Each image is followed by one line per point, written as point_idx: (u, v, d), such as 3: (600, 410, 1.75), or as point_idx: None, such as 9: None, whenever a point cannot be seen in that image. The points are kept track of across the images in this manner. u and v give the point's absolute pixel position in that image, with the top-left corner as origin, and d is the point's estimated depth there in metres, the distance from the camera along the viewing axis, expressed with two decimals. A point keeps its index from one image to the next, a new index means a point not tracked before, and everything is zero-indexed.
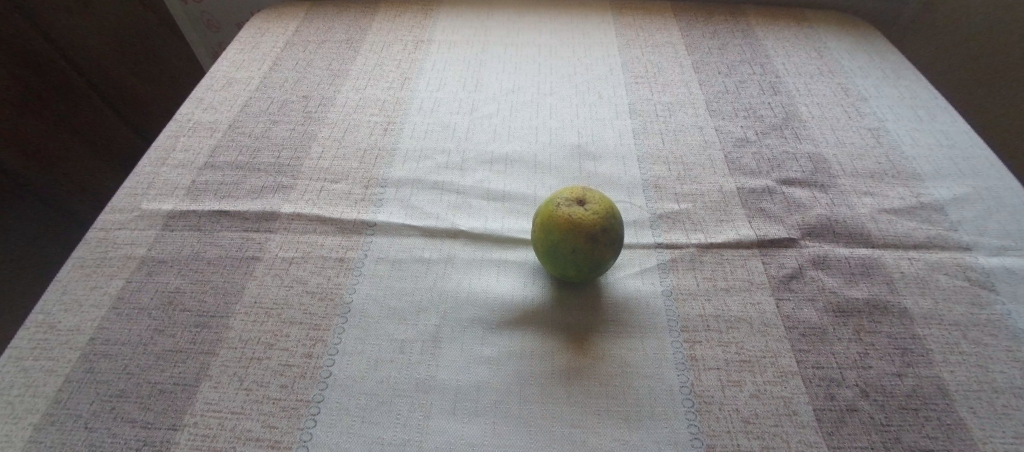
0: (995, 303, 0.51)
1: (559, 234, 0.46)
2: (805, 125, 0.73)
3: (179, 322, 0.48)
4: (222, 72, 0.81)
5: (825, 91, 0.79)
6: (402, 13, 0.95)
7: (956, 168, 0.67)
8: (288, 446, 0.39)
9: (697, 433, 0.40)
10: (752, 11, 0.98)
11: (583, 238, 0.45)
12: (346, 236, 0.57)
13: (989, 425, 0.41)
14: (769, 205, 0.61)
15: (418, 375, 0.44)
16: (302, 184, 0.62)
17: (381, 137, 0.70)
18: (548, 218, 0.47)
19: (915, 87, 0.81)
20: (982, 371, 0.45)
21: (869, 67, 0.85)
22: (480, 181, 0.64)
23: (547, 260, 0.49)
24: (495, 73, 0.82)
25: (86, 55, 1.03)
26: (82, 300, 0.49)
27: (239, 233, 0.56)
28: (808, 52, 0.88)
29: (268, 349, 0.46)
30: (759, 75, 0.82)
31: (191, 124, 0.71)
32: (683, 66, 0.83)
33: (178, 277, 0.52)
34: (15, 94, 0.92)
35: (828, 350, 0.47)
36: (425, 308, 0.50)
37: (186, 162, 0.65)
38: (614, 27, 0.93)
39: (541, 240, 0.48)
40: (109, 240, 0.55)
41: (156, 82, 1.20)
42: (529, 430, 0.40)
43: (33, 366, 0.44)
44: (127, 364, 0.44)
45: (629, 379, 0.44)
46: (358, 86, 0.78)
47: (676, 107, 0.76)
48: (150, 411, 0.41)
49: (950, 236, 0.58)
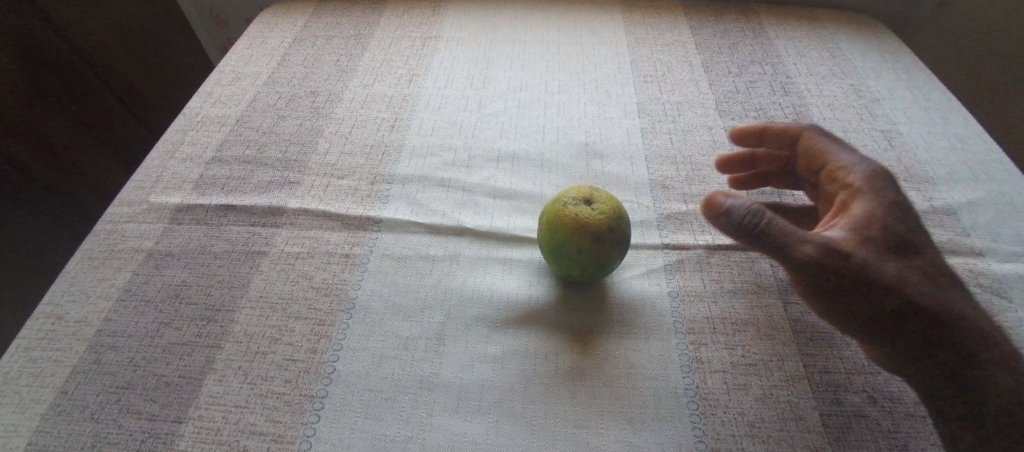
0: (1009, 310, 0.50)
1: (566, 234, 0.46)
2: (816, 126, 0.72)
3: (185, 315, 0.48)
4: (231, 67, 0.81)
5: (837, 92, 0.78)
6: (410, 9, 0.95)
7: (970, 172, 0.66)
8: (291, 441, 0.39)
9: (702, 436, 0.40)
10: (763, 10, 0.97)
11: (589, 237, 0.45)
12: (352, 232, 0.57)
13: None
14: (778, 207, 0.61)
15: (422, 372, 0.44)
16: (309, 180, 0.62)
17: (388, 134, 0.70)
18: (554, 217, 0.47)
19: (929, 89, 0.79)
20: None
21: (882, 68, 0.84)
22: (486, 179, 0.64)
23: (553, 259, 0.49)
24: (503, 71, 0.82)
25: (95, 49, 1.04)
26: (90, 291, 0.50)
27: (246, 227, 0.56)
28: (820, 52, 0.86)
29: (273, 344, 0.46)
30: (769, 75, 0.81)
31: (199, 118, 0.71)
32: (692, 66, 0.83)
33: (185, 271, 0.52)
34: (25, 86, 0.93)
35: (836, 355, 0.46)
36: (429, 306, 0.50)
37: (194, 156, 0.65)
38: (623, 25, 0.92)
39: (547, 239, 0.48)
40: (118, 232, 0.56)
41: (163, 75, 1.21)
42: (532, 429, 0.40)
43: (42, 356, 0.45)
44: (134, 356, 0.45)
45: (634, 381, 0.44)
46: (365, 82, 0.78)
47: (684, 107, 0.75)
48: (155, 403, 0.41)
49: (963, 242, 0.57)
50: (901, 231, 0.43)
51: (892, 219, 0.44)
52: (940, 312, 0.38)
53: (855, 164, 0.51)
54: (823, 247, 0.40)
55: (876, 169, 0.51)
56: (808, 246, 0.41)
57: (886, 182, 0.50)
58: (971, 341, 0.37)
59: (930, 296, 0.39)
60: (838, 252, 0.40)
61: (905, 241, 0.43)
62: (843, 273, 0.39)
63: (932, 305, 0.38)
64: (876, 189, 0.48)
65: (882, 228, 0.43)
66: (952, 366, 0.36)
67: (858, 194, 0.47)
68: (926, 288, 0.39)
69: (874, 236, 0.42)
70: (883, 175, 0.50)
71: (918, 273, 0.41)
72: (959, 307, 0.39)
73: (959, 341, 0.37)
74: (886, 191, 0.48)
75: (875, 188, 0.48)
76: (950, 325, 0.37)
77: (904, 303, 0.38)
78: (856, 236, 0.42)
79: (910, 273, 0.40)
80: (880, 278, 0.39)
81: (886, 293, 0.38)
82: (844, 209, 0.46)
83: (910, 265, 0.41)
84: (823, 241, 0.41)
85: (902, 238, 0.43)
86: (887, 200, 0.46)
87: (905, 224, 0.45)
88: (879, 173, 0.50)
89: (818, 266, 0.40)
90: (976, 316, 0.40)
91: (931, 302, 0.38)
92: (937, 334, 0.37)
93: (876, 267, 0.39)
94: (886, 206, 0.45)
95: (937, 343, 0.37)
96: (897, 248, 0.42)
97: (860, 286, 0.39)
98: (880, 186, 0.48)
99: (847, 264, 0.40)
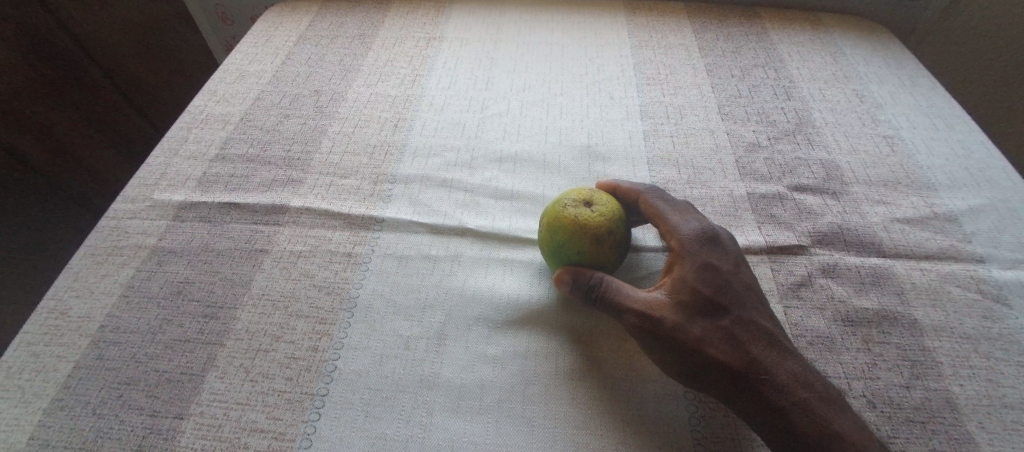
0: (1009, 317, 0.50)
1: (567, 237, 0.46)
2: (818, 131, 0.72)
3: (187, 312, 0.48)
4: (236, 65, 0.81)
5: (839, 97, 0.78)
6: (415, 9, 0.95)
7: (973, 178, 0.66)
8: (293, 439, 0.39)
9: (700, 438, 0.40)
10: (766, 14, 0.97)
11: (588, 240, 0.45)
12: (354, 230, 0.57)
13: (997, 440, 0.41)
14: (780, 211, 0.61)
15: (423, 371, 0.44)
16: (312, 179, 0.63)
17: (391, 133, 0.70)
18: (555, 218, 0.47)
19: (931, 95, 0.79)
20: (992, 385, 0.45)
21: (885, 73, 0.84)
22: (488, 180, 0.64)
23: (551, 260, 0.49)
24: (506, 72, 0.82)
25: (100, 45, 1.04)
26: (94, 287, 0.50)
27: (249, 225, 0.57)
28: (823, 57, 0.86)
29: (275, 342, 0.46)
30: (772, 79, 0.81)
31: (203, 116, 0.71)
32: (695, 69, 0.83)
33: (188, 268, 0.52)
34: (36, 84, 0.94)
35: (835, 359, 0.46)
36: (431, 305, 0.50)
37: (198, 153, 0.66)
38: (626, 28, 0.92)
39: (547, 241, 0.48)
40: (121, 229, 0.56)
41: (167, 71, 1.21)
42: (531, 431, 0.40)
43: (44, 352, 0.45)
44: (136, 352, 0.45)
45: (634, 382, 0.44)
46: (369, 82, 0.78)
47: (687, 110, 0.75)
48: (157, 400, 0.42)
49: (963, 248, 0.57)
50: (715, 293, 0.44)
51: (710, 281, 0.45)
52: (735, 371, 0.40)
53: (682, 222, 0.50)
54: (640, 315, 0.43)
55: (704, 227, 0.49)
56: (628, 314, 0.44)
57: (714, 241, 0.48)
58: (773, 395, 0.39)
59: (749, 357, 0.40)
60: (645, 319, 0.43)
61: (725, 301, 0.44)
62: (655, 336, 0.43)
63: (731, 364, 0.40)
64: (700, 251, 0.47)
65: (689, 293, 0.44)
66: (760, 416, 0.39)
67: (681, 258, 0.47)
68: (735, 350, 0.41)
69: (684, 300, 0.44)
70: (713, 234, 0.49)
71: (738, 332, 0.42)
72: (786, 364, 0.41)
73: (749, 393, 0.39)
74: (713, 250, 0.47)
75: (700, 250, 0.47)
76: (747, 382, 0.40)
77: (703, 366, 0.41)
78: (667, 302, 0.44)
79: (738, 331, 0.42)
80: (677, 344, 0.42)
81: (677, 354, 0.42)
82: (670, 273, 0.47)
83: (721, 326, 0.42)
84: (640, 308, 0.43)
85: (718, 300, 0.44)
86: (708, 261, 0.46)
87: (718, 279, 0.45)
88: (703, 232, 0.48)
89: (638, 331, 0.43)
90: (794, 368, 0.40)
91: (737, 361, 0.40)
92: (720, 389, 0.41)
93: (668, 331, 0.42)
94: (703, 268, 0.45)
95: (733, 394, 0.40)
96: (717, 314, 0.43)
97: (672, 346, 0.42)
98: (702, 247, 0.47)
99: (659, 329, 0.42)
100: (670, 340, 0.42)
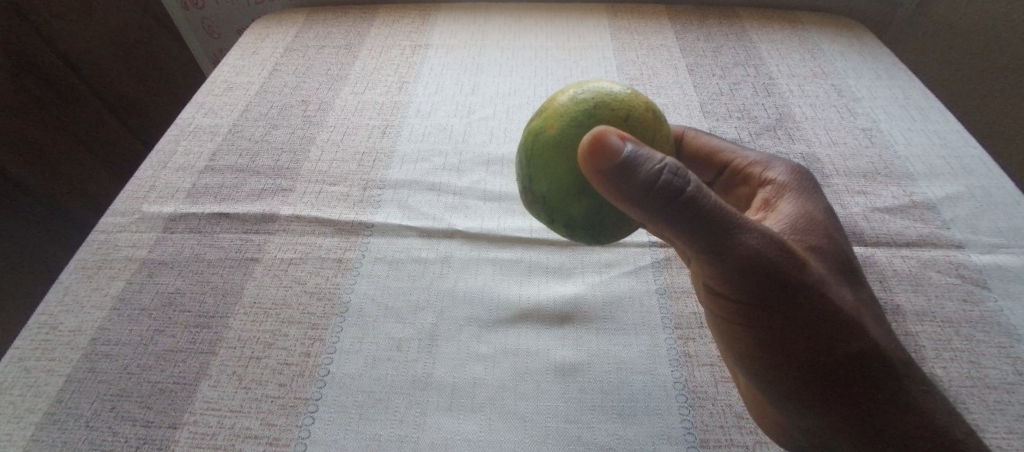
0: (988, 299, 0.52)
1: (601, 93, 0.37)
2: (798, 126, 0.74)
3: (179, 322, 0.48)
4: (222, 77, 0.82)
5: (818, 93, 0.80)
6: (401, 18, 0.96)
7: (950, 167, 0.68)
8: (287, 443, 0.40)
9: (690, 428, 0.41)
10: (745, 14, 0.99)
11: (636, 97, 0.37)
12: (344, 237, 0.57)
13: (979, 420, 0.42)
14: None
15: (414, 372, 0.45)
16: (301, 187, 0.63)
17: (380, 140, 0.71)
18: (580, 84, 0.39)
19: (908, 87, 0.81)
20: (975, 367, 0.46)
21: (862, 68, 0.86)
22: (477, 183, 0.65)
23: (566, 131, 0.36)
24: (492, 76, 0.83)
25: (91, 64, 1.06)
26: (84, 301, 0.50)
27: (239, 235, 0.57)
28: (801, 54, 0.88)
29: (267, 349, 0.46)
30: (752, 77, 0.83)
31: (191, 127, 0.72)
32: (678, 69, 0.84)
33: (179, 279, 0.52)
34: (30, 105, 0.97)
35: None
36: (422, 307, 0.50)
37: (187, 165, 0.66)
38: (609, 30, 0.94)
39: (565, 105, 0.37)
40: (111, 242, 0.56)
41: (159, 89, 1.23)
42: (524, 425, 0.41)
43: (35, 366, 0.45)
44: (129, 364, 0.45)
45: (625, 375, 0.45)
46: (357, 91, 0.79)
47: (670, 109, 0.76)
48: (151, 410, 0.42)
49: (942, 234, 0.59)
50: (841, 240, 0.42)
51: (829, 229, 0.43)
52: (877, 353, 0.35)
53: (771, 163, 0.50)
54: (766, 243, 0.34)
55: (797, 168, 0.49)
56: (755, 237, 0.33)
57: (812, 185, 0.48)
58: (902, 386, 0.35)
59: (881, 336, 0.36)
60: (772, 250, 0.34)
61: (847, 255, 0.41)
62: (789, 276, 0.34)
63: (875, 342, 0.35)
64: (807, 192, 0.46)
65: (813, 234, 0.41)
66: (874, 416, 0.34)
67: (783, 195, 0.47)
68: (870, 318, 0.37)
69: (813, 244, 0.40)
70: (807, 174, 0.49)
71: (868, 303, 0.39)
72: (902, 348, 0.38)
73: (881, 385, 0.34)
74: (814, 194, 0.47)
75: (806, 190, 0.47)
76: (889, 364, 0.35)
77: (834, 333, 0.34)
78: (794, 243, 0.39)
79: (866, 301, 0.39)
80: (814, 289, 0.35)
81: (806, 307, 0.34)
82: (771, 209, 0.46)
83: (852, 288, 0.39)
84: (766, 234, 0.34)
85: (842, 253, 0.41)
86: (819, 204, 0.45)
87: (835, 223, 0.44)
88: (798, 172, 0.49)
89: (755, 263, 0.33)
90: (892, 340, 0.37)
91: (876, 336, 0.36)
92: (842, 372, 0.34)
93: (805, 273, 0.35)
94: (821, 214, 0.44)
95: (854, 380, 0.34)
96: (842, 268, 0.40)
97: (804, 293, 0.34)
98: (806, 188, 0.47)
99: (794, 268, 0.34)
100: (802, 286, 0.34)
